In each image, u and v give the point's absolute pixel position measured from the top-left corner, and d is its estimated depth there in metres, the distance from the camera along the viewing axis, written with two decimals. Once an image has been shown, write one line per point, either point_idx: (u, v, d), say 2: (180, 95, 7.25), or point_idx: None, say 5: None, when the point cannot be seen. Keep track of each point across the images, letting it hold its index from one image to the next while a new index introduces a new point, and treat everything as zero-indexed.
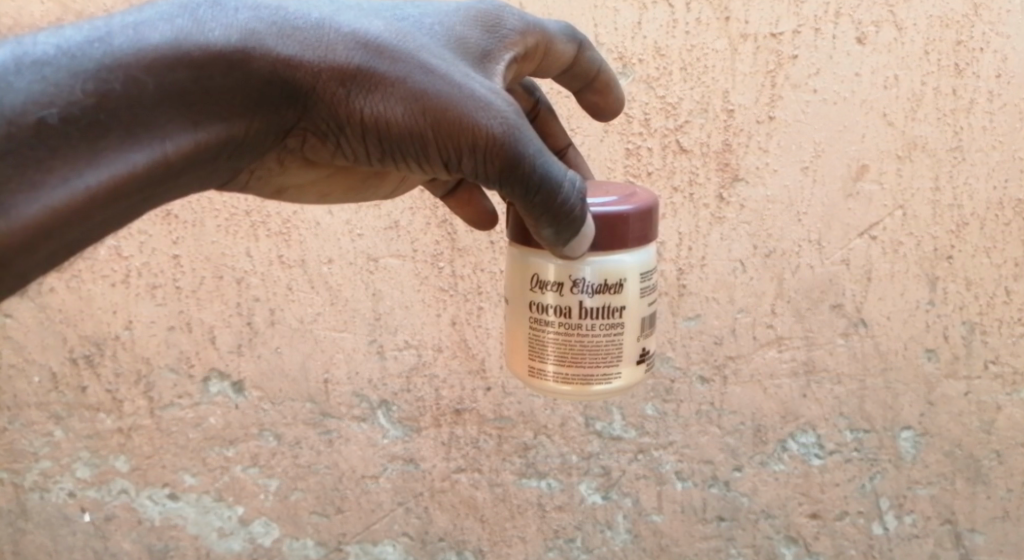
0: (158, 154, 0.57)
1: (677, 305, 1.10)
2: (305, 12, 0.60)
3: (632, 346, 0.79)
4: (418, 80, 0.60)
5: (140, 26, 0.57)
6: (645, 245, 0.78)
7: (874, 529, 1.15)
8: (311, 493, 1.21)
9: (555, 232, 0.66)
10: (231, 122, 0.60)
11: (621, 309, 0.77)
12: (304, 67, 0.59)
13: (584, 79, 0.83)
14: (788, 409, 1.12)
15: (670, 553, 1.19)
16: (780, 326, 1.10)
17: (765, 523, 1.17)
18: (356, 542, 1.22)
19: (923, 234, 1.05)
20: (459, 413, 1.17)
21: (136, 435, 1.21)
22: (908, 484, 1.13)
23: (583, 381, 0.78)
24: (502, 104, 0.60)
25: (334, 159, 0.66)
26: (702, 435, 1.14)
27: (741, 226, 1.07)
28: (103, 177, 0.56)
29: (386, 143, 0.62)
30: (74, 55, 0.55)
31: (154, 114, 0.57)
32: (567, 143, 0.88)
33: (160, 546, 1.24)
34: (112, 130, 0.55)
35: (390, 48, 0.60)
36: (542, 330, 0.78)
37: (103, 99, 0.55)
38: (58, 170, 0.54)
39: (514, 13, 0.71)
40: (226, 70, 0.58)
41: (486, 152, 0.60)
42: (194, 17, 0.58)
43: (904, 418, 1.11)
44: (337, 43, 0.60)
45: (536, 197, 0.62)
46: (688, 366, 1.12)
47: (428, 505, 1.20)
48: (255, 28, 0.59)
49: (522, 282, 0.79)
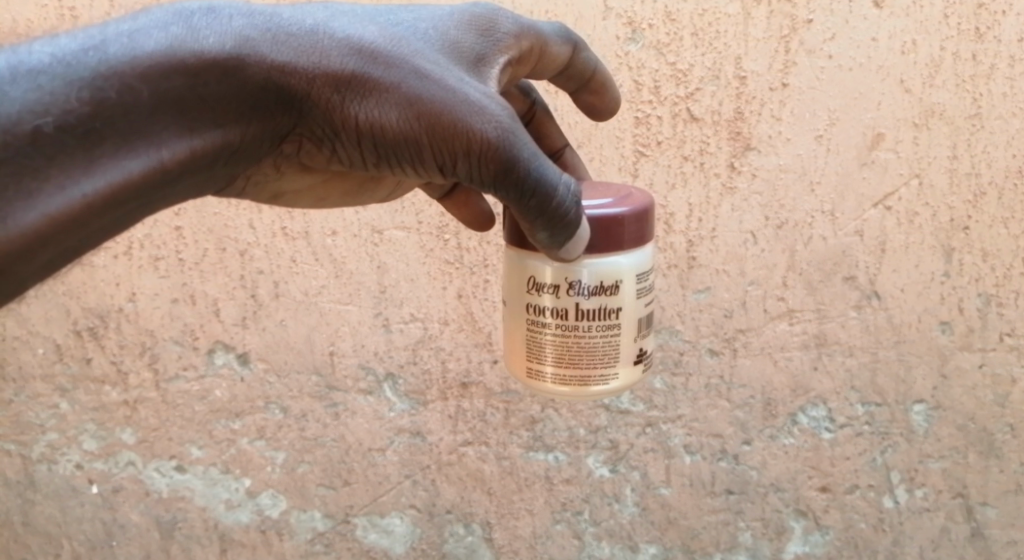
0: (154, 161, 0.56)
1: (687, 278, 1.09)
2: (299, 18, 0.59)
3: (629, 347, 0.77)
4: (412, 85, 0.58)
5: (135, 34, 0.55)
6: (640, 246, 0.76)
7: (885, 502, 1.14)
8: (317, 466, 1.21)
9: (549, 234, 0.65)
10: (226, 129, 0.59)
11: (617, 310, 0.76)
12: (298, 73, 0.58)
13: (580, 80, 0.81)
14: (799, 382, 1.11)
15: (678, 526, 1.18)
16: (791, 299, 1.08)
17: (775, 497, 1.16)
18: (363, 514, 1.22)
19: (939, 204, 1.02)
20: (466, 386, 1.16)
21: (142, 407, 1.20)
22: (920, 458, 1.12)
23: (581, 382, 0.76)
24: (497, 108, 0.59)
25: (329, 165, 0.64)
26: (711, 408, 1.13)
27: (753, 197, 1.05)
28: (100, 186, 0.54)
29: (381, 149, 0.60)
30: (69, 64, 0.53)
31: (150, 121, 0.55)
32: (564, 144, 0.86)
33: (168, 518, 1.24)
34: (108, 138, 0.54)
35: (384, 53, 0.59)
36: (539, 332, 0.77)
37: (98, 107, 0.53)
38: (54, 178, 0.53)
39: (509, 15, 0.69)
40: (221, 77, 0.56)
41: (481, 156, 0.58)
42: (189, 25, 0.56)
43: (917, 392, 1.10)
44: (330, 49, 0.58)
45: (530, 201, 0.61)
46: (698, 340, 1.11)
47: (435, 478, 1.19)
48: (249, 35, 0.57)
49: (519, 285, 0.78)
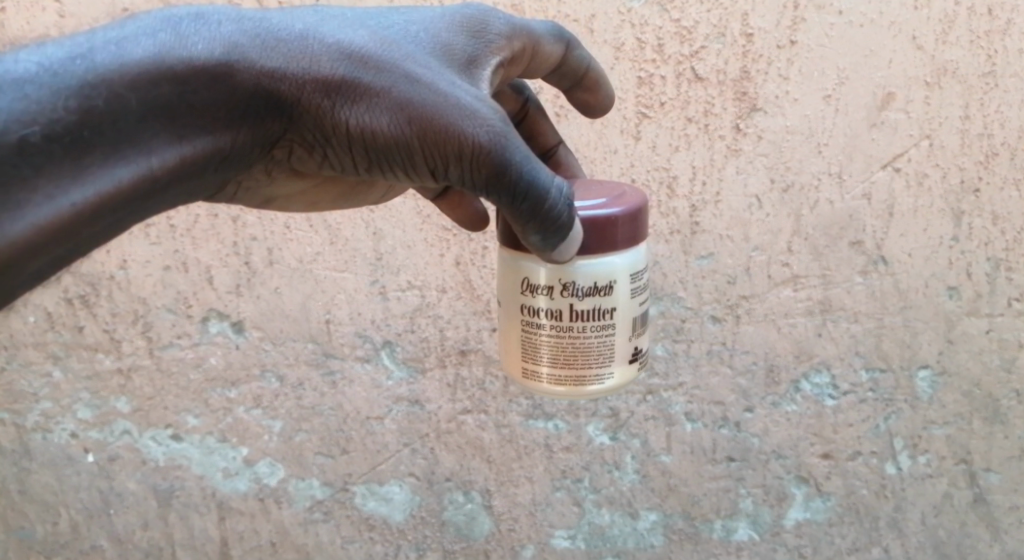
0: (143, 169, 0.56)
1: (690, 243, 1.06)
2: (289, 23, 0.59)
3: (623, 346, 0.77)
4: (403, 89, 0.58)
5: (123, 42, 0.55)
6: (635, 245, 0.75)
7: (887, 469, 1.14)
8: (315, 434, 1.19)
9: (542, 237, 0.65)
10: (217, 135, 0.59)
11: (611, 310, 0.75)
12: (288, 79, 0.58)
13: (573, 78, 0.81)
14: (803, 348, 1.10)
15: (678, 493, 1.17)
16: (796, 265, 1.06)
17: (776, 464, 1.15)
18: (362, 482, 1.21)
19: (949, 165, 1.00)
20: (465, 354, 1.14)
21: (137, 375, 1.19)
22: (924, 424, 1.11)
23: (576, 381, 0.76)
24: (489, 112, 0.59)
25: (322, 170, 0.64)
26: (713, 375, 1.12)
27: (758, 159, 1.02)
28: (90, 194, 0.54)
29: (372, 153, 0.60)
30: (56, 73, 0.53)
31: (139, 129, 0.55)
32: (557, 142, 0.86)
33: (165, 487, 1.23)
34: (97, 146, 0.54)
35: (374, 57, 0.59)
36: (534, 333, 0.76)
37: (87, 116, 0.53)
38: (43, 187, 0.53)
39: (501, 16, 0.69)
40: (210, 83, 0.57)
41: (472, 160, 0.58)
42: (177, 31, 0.56)
43: (922, 357, 1.09)
44: (321, 54, 0.58)
45: (522, 203, 0.61)
46: (700, 307, 1.09)
47: (434, 446, 1.18)
48: (238, 41, 0.58)
49: (513, 286, 0.77)
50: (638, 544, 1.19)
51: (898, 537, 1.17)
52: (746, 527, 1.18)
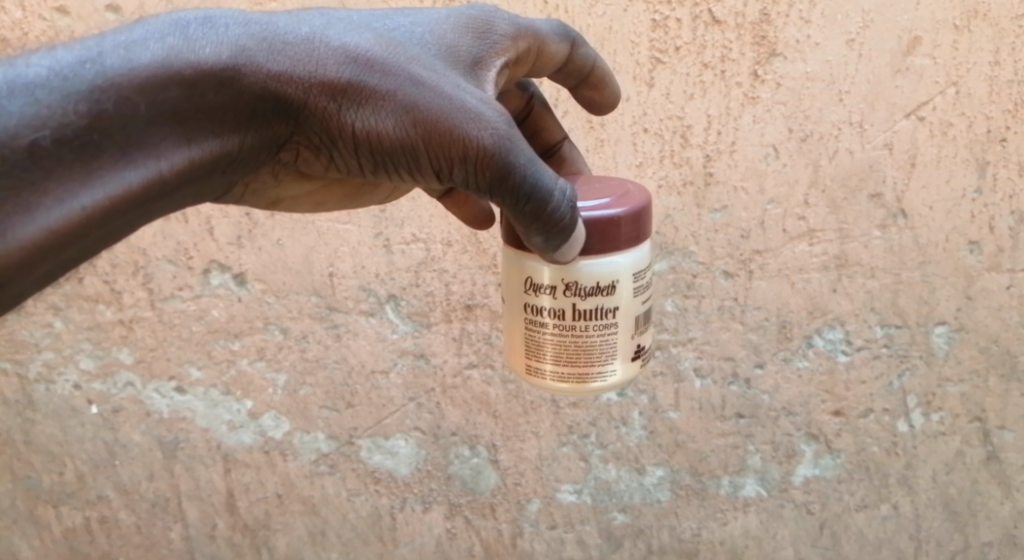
0: (152, 172, 0.57)
1: (703, 195, 1.03)
2: (295, 27, 0.60)
3: (625, 344, 0.76)
4: (409, 92, 0.59)
5: (132, 46, 0.56)
6: (638, 245, 0.74)
7: (899, 426, 1.12)
8: (319, 388, 1.18)
9: (546, 239, 0.65)
10: (224, 138, 0.60)
11: (615, 309, 0.74)
12: (294, 82, 0.59)
13: (579, 76, 0.81)
14: (816, 304, 1.07)
15: (686, 449, 1.16)
16: (812, 218, 1.03)
17: (786, 421, 1.13)
18: (368, 436, 1.20)
19: (976, 114, 0.96)
20: (471, 309, 1.12)
21: (139, 327, 1.17)
22: (938, 381, 1.09)
23: (579, 378, 0.76)
24: (493, 114, 0.59)
25: (327, 172, 0.65)
26: (723, 331, 1.09)
27: (776, 107, 0.98)
28: (99, 197, 0.55)
29: (378, 156, 0.61)
30: (66, 77, 0.54)
31: (148, 132, 0.56)
32: (563, 136, 0.85)
33: (170, 439, 1.22)
34: (106, 150, 0.55)
35: (380, 61, 0.59)
36: (538, 331, 0.76)
37: (95, 119, 0.54)
38: (53, 191, 0.54)
39: (505, 17, 0.70)
40: (218, 87, 0.57)
41: (477, 163, 0.59)
42: (185, 35, 0.57)
43: (939, 314, 1.06)
44: (327, 57, 0.59)
45: (525, 206, 0.61)
46: (712, 262, 1.06)
47: (440, 401, 1.17)
48: (245, 44, 0.58)
49: (517, 285, 0.76)
50: (645, 499, 1.19)
51: (908, 495, 1.15)
52: (754, 483, 1.17)
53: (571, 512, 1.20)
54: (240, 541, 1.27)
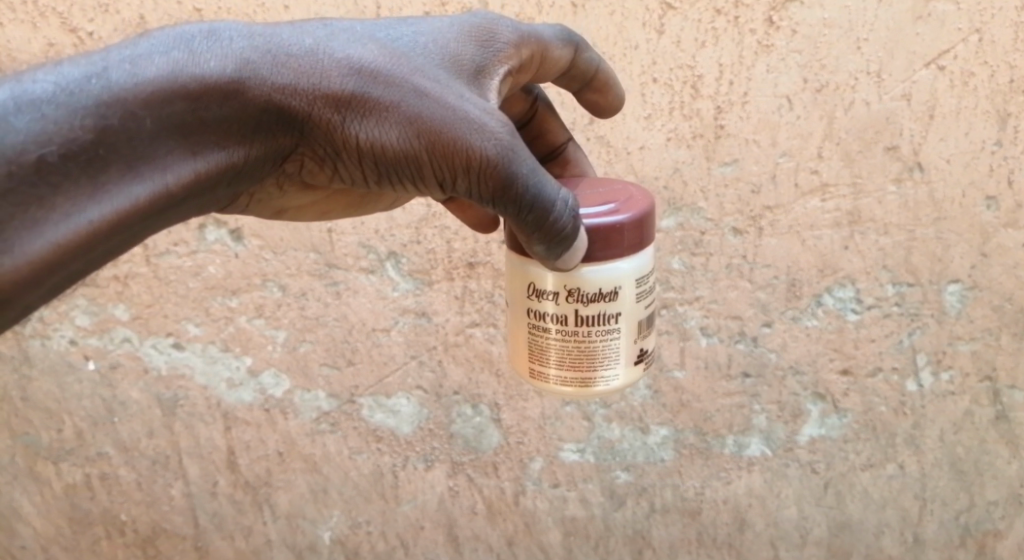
0: (159, 186, 0.58)
1: (713, 149, 1.00)
2: (300, 39, 0.60)
3: (628, 349, 0.76)
4: (412, 104, 0.60)
5: (137, 60, 0.56)
6: (640, 251, 0.73)
7: (908, 386, 1.10)
8: (320, 345, 1.16)
9: (546, 247, 0.66)
10: (230, 150, 0.61)
11: (616, 315, 0.74)
12: (299, 94, 0.59)
13: (582, 80, 0.81)
14: (827, 262, 1.05)
15: (691, 409, 1.14)
16: (826, 172, 1.00)
17: (793, 380, 1.11)
18: (369, 394, 1.18)
19: (999, 63, 0.93)
20: (473, 267, 1.10)
21: (134, 283, 1.15)
22: (949, 340, 1.08)
23: (583, 382, 0.75)
24: (496, 124, 0.60)
25: (332, 181, 0.66)
26: (731, 290, 1.07)
27: (791, 56, 0.95)
28: (106, 212, 0.56)
29: (382, 167, 0.62)
30: (71, 92, 0.55)
31: (154, 146, 0.57)
32: (566, 139, 0.84)
33: (169, 396, 1.21)
34: (112, 164, 0.56)
35: (384, 72, 0.60)
36: (541, 335, 0.75)
37: (102, 134, 0.55)
38: (60, 206, 0.55)
39: (507, 24, 0.69)
40: (222, 101, 0.58)
41: (480, 173, 0.60)
42: (190, 49, 0.58)
43: (953, 271, 1.04)
44: (332, 70, 0.60)
45: (527, 215, 0.63)
46: (721, 218, 1.03)
47: (442, 359, 1.15)
48: (250, 57, 0.59)
49: (520, 290, 0.76)
50: (648, 458, 1.17)
51: (914, 454, 1.14)
52: (759, 443, 1.15)
53: (574, 471, 1.19)
54: (241, 498, 1.25)
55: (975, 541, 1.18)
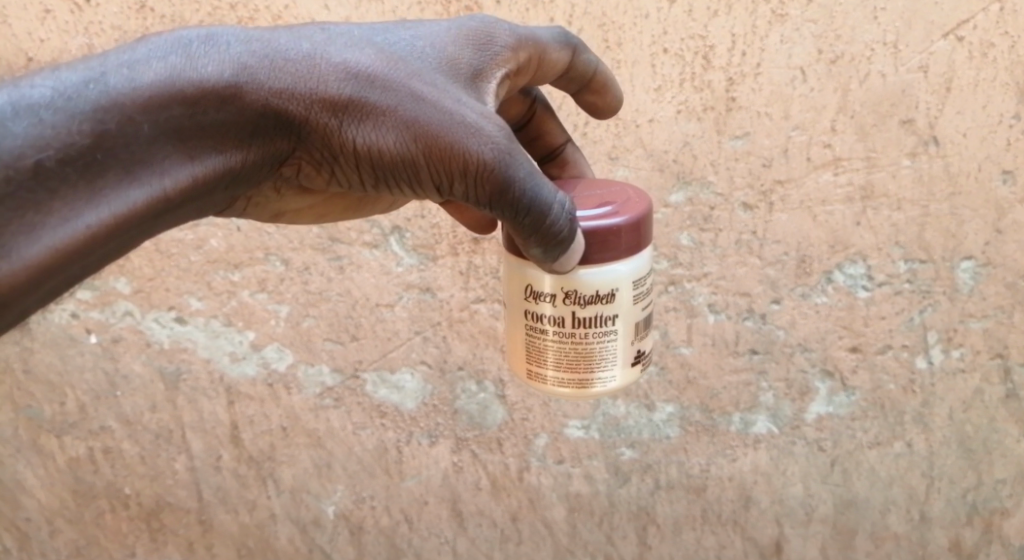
0: (156, 191, 0.59)
1: (723, 122, 0.98)
2: (298, 43, 0.61)
3: (625, 351, 0.76)
4: (409, 108, 0.60)
5: (135, 65, 0.58)
6: (637, 253, 0.73)
7: (918, 363, 1.09)
8: (323, 320, 1.15)
9: (543, 250, 0.66)
10: (227, 155, 0.62)
11: (613, 317, 0.74)
12: (296, 99, 0.60)
13: (581, 82, 0.81)
14: (838, 239, 1.03)
15: (697, 386, 1.13)
16: (838, 146, 0.98)
17: (801, 357, 1.10)
18: (373, 370, 1.17)
19: (1020, 33, 0.91)
20: (478, 242, 1.08)
21: (136, 256, 1.14)
22: (961, 317, 1.06)
23: (580, 384, 0.76)
24: (492, 129, 0.60)
25: (330, 185, 0.67)
26: (740, 266, 1.06)
27: (805, 26, 0.93)
28: (104, 216, 0.58)
29: (379, 171, 0.62)
30: (70, 97, 0.56)
31: (151, 151, 0.58)
32: (564, 140, 0.85)
33: (172, 370, 1.20)
34: (110, 169, 0.57)
35: (381, 77, 0.60)
36: (539, 336, 0.75)
37: (99, 139, 0.56)
38: (58, 211, 0.56)
39: (505, 27, 0.69)
40: (220, 105, 0.59)
41: (476, 177, 0.60)
42: (187, 53, 0.59)
43: (966, 248, 1.02)
44: (328, 74, 0.60)
45: (524, 219, 0.63)
46: (731, 193, 1.02)
47: (446, 335, 1.14)
48: (247, 62, 0.60)
49: (518, 291, 0.76)
50: (653, 435, 1.17)
51: (922, 432, 1.13)
52: (765, 420, 1.14)
53: (579, 447, 1.18)
54: (245, 473, 1.25)
55: (982, 520, 1.17)
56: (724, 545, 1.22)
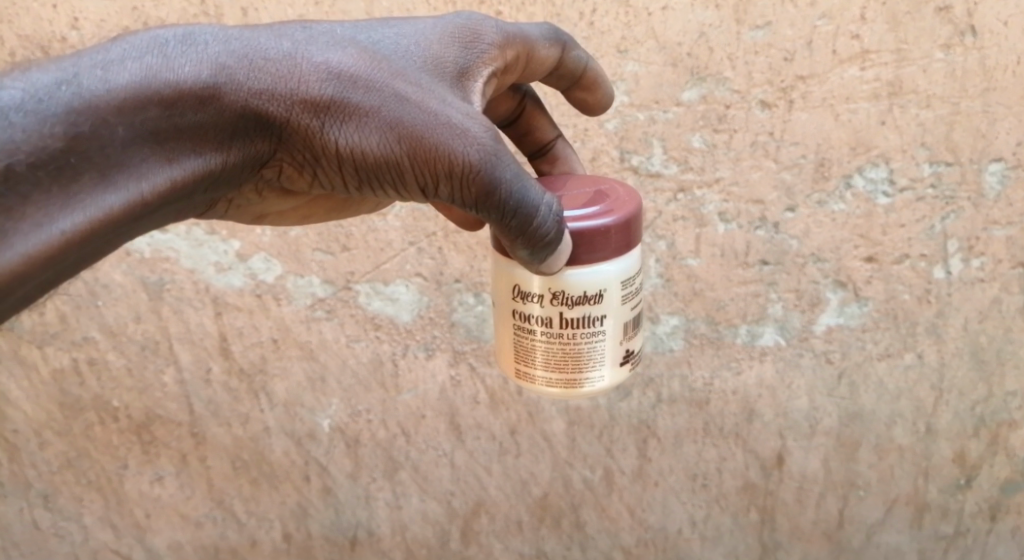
0: (133, 195, 0.58)
1: (743, 11, 0.92)
2: (279, 43, 0.60)
3: (613, 351, 0.74)
4: (392, 109, 0.59)
5: (109, 65, 0.56)
6: (626, 253, 0.71)
7: (936, 273, 1.04)
8: (312, 229, 1.10)
9: (530, 252, 0.64)
10: (207, 157, 0.60)
11: (602, 317, 0.72)
12: (277, 99, 0.59)
13: (571, 79, 0.79)
14: (860, 140, 0.97)
15: (704, 298, 1.08)
16: (867, 37, 0.92)
17: (814, 268, 1.05)
18: (366, 282, 1.13)
19: None
20: None
21: None
22: (984, 225, 1.01)
23: (569, 384, 0.73)
24: (479, 129, 0.59)
25: (312, 188, 0.65)
26: (754, 171, 1.00)
27: None
28: (79, 221, 0.57)
29: (363, 173, 0.61)
30: (41, 99, 0.55)
31: (128, 154, 0.57)
32: (555, 135, 0.82)
33: (154, 280, 1.15)
34: (85, 172, 0.56)
35: (364, 77, 0.59)
36: (527, 337, 0.73)
37: (73, 142, 0.55)
38: (31, 217, 0.55)
39: (491, 24, 0.68)
40: (198, 106, 0.58)
41: (462, 179, 0.59)
42: (163, 53, 0.57)
43: (997, 149, 0.97)
44: (309, 74, 0.59)
45: (511, 220, 0.61)
46: (748, 90, 0.96)
47: (441, 246, 1.10)
48: (226, 62, 0.58)
49: (505, 291, 0.74)
50: (657, 348, 1.12)
51: (934, 344, 1.09)
52: (773, 332, 1.10)
53: None
54: (236, 386, 1.21)
55: (988, 431, 1.15)
56: (724, 458, 1.20)
